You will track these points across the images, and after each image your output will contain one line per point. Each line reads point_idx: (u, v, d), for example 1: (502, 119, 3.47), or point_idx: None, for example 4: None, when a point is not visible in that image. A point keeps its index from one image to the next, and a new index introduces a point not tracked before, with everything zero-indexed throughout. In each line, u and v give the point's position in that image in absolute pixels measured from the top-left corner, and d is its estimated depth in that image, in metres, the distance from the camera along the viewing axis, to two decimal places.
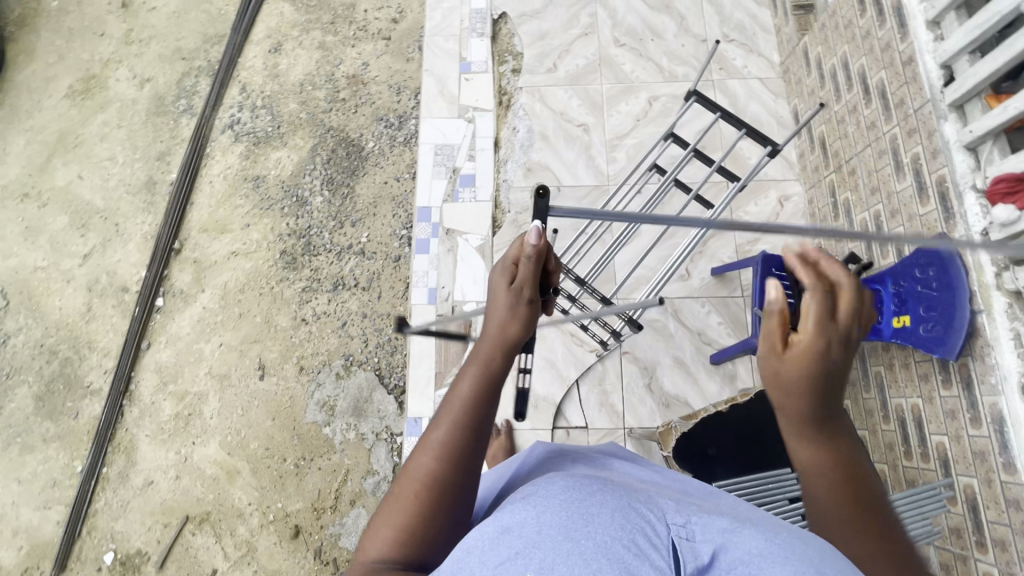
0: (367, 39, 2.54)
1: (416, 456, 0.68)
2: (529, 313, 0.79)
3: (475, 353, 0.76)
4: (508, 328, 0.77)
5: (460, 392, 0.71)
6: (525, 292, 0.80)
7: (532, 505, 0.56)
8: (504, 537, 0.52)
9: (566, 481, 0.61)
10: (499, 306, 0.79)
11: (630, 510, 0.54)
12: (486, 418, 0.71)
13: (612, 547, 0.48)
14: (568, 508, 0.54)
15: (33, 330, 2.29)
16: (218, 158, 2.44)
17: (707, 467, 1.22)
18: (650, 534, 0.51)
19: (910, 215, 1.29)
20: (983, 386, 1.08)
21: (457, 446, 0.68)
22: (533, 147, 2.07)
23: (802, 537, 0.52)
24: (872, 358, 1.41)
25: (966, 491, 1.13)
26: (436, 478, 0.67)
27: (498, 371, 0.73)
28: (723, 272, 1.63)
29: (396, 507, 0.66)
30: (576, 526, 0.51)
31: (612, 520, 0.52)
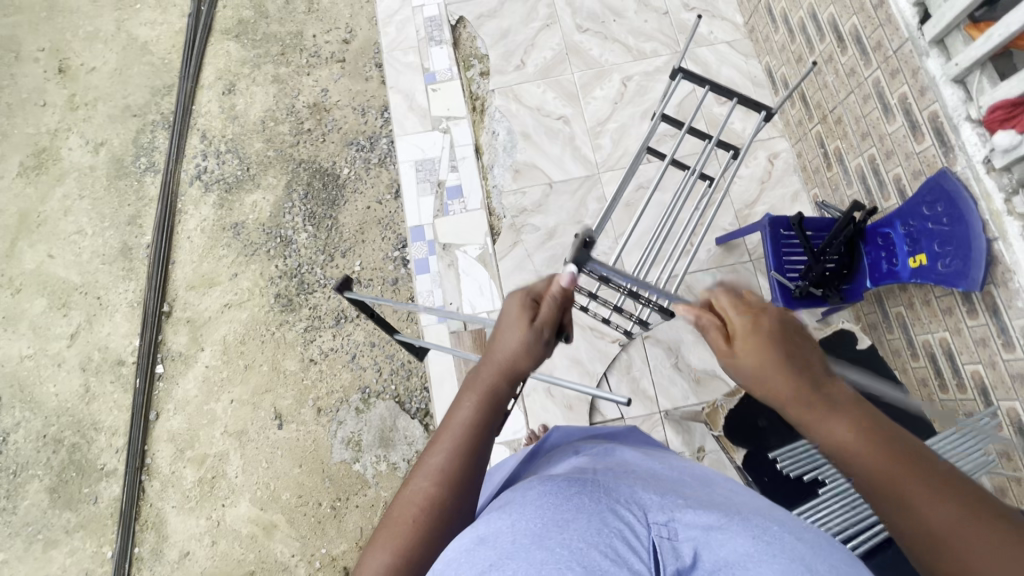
0: (322, 65, 2.47)
1: (412, 481, 0.67)
2: (544, 353, 0.77)
3: (481, 378, 0.74)
4: (520, 361, 0.75)
5: (460, 417, 0.70)
6: (546, 331, 0.78)
7: (510, 514, 0.54)
8: (480, 548, 0.50)
9: (544, 485, 0.59)
10: (514, 336, 0.76)
11: (608, 514, 0.52)
12: (483, 445, 0.70)
13: (587, 554, 0.45)
14: (544, 514, 0.52)
15: (32, 422, 2.19)
16: (192, 212, 2.37)
17: (760, 438, 1.24)
18: (630, 538, 0.49)
19: (907, 154, 1.31)
20: (1011, 310, 1.10)
21: (454, 471, 0.67)
22: (517, 147, 2.04)
23: (797, 532, 0.53)
24: (890, 300, 1.43)
25: (1010, 414, 1.15)
26: (435, 502, 0.65)
27: (499, 399, 0.73)
28: (728, 240, 1.65)
29: (393, 530, 0.63)
30: (551, 534, 0.49)
31: (589, 526, 0.49)
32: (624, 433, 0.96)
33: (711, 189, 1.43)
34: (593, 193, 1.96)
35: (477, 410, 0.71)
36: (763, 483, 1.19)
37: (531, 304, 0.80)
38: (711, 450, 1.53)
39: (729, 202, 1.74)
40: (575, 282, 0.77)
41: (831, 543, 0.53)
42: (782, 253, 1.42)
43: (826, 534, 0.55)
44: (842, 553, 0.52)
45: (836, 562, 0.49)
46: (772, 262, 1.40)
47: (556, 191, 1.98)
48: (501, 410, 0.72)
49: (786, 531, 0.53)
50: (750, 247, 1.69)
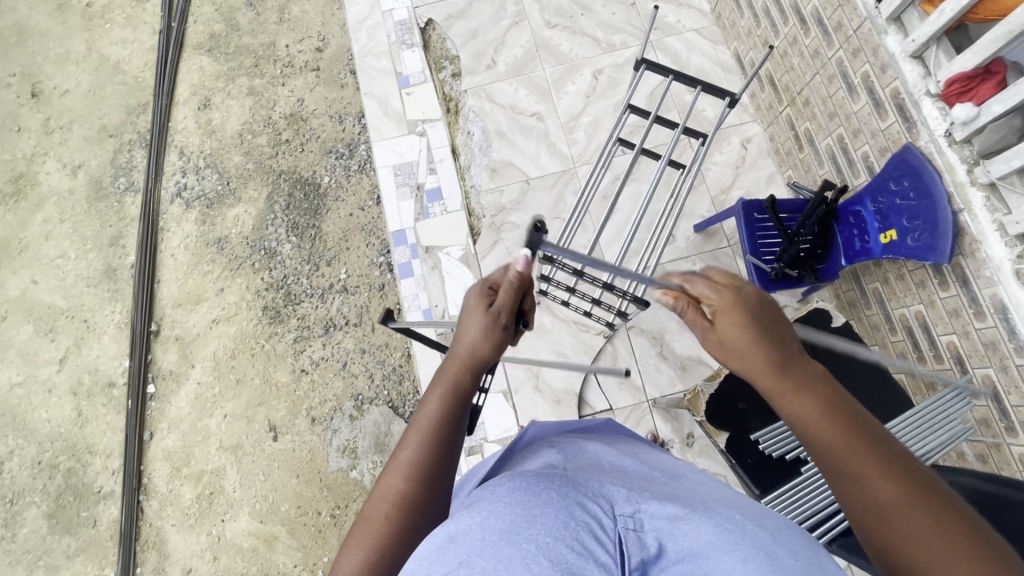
0: (296, 75, 2.47)
1: (384, 477, 0.68)
2: (502, 338, 0.81)
3: (447, 371, 0.77)
4: (479, 349, 0.78)
5: (426, 411, 0.72)
6: (502, 316, 0.82)
7: (480, 509, 0.54)
8: (450, 546, 0.50)
9: (513, 481, 0.60)
10: (474, 326, 0.80)
11: (576, 508, 0.53)
12: (453, 435, 0.72)
13: (554, 549, 0.46)
14: (512, 510, 0.52)
15: (26, 449, 2.19)
16: (174, 229, 2.37)
17: (740, 420, 1.25)
18: (597, 530, 0.50)
19: (872, 131, 1.32)
20: (979, 280, 1.11)
21: (424, 465, 0.69)
22: (493, 146, 2.05)
23: (757, 520, 0.55)
24: (867, 277, 1.45)
25: (985, 382, 1.17)
26: (408, 497, 0.66)
27: (463, 390, 0.75)
28: (706, 227, 1.66)
29: (367, 527, 0.65)
30: (518, 529, 0.49)
31: (556, 521, 0.50)
32: (596, 426, 0.98)
33: (683, 176, 1.43)
34: (571, 187, 1.97)
35: (443, 401, 0.73)
36: (747, 465, 1.20)
37: (488, 293, 0.85)
38: (699, 436, 1.56)
39: (705, 189, 1.75)
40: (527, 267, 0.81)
41: (793, 529, 0.55)
42: (756, 237, 1.43)
43: (786, 518, 0.57)
44: (801, 538, 0.53)
45: (795, 547, 0.51)
46: (747, 247, 1.41)
47: (534, 187, 1.99)
48: (467, 400, 0.75)
49: (747, 518, 0.55)
50: (728, 233, 1.71)
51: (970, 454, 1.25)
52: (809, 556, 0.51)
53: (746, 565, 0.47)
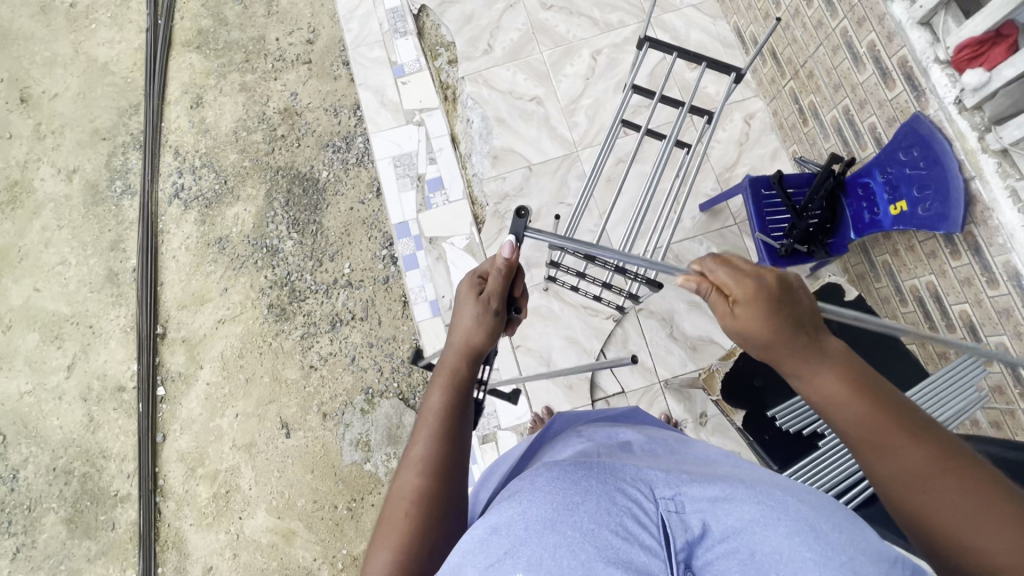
0: (288, 69, 2.44)
1: (399, 476, 0.78)
2: (493, 324, 0.93)
3: (444, 365, 0.89)
4: (474, 337, 0.91)
5: (430, 405, 0.83)
6: (492, 304, 0.94)
7: (519, 498, 0.57)
8: (493, 536, 0.54)
9: (550, 470, 0.62)
10: (468, 318, 0.93)
11: (616, 493, 0.57)
12: (458, 419, 0.83)
13: (598, 534, 0.51)
14: (553, 498, 0.56)
15: (40, 457, 2.20)
16: (174, 231, 2.35)
17: (757, 397, 1.23)
18: (637, 513, 0.55)
19: (880, 102, 1.31)
20: (993, 248, 1.11)
21: (432, 458, 0.78)
22: (492, 133, 2.02)
23: (794, 495, 0.56)
24: (876, 250, 1.45)
25: (999, 349, 1.17)
26: (421, 491, 0.76)
27: (461, 378, 0.87)
28: (712, 206, 1.65)
29: (390, 527, 0.74)
30: (561, 517, 0.53)
31: (597, 507, 0.54)
32: (624, 414, 0.98)
33: (689, 155, 1.41)
34: (573, 171, 1.95)
35: (444, 392, 0.85)
36: (763, 441, 1.20)
37: (477, 284, 0.97)
38: (712, 414, 1.57)
39: (709, 167, 1.73)
40: (513, 253, 0.91)
41: (828, 502, 0.57)
42: (765, 213, 1.42)
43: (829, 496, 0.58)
44: (843, 513, 0.54)
45: (839, 520, 0.52)
46: (756, 224, 1.39)
47: (536, 173, 1.97)
48: (464, 387, 0.86)
49: (789, 495, 0.56)
50: (734, 212, 1.70)
51: (984, 421, 1.26)
52: (851, 526, 0.52)
53: (792, 540, 0.49)
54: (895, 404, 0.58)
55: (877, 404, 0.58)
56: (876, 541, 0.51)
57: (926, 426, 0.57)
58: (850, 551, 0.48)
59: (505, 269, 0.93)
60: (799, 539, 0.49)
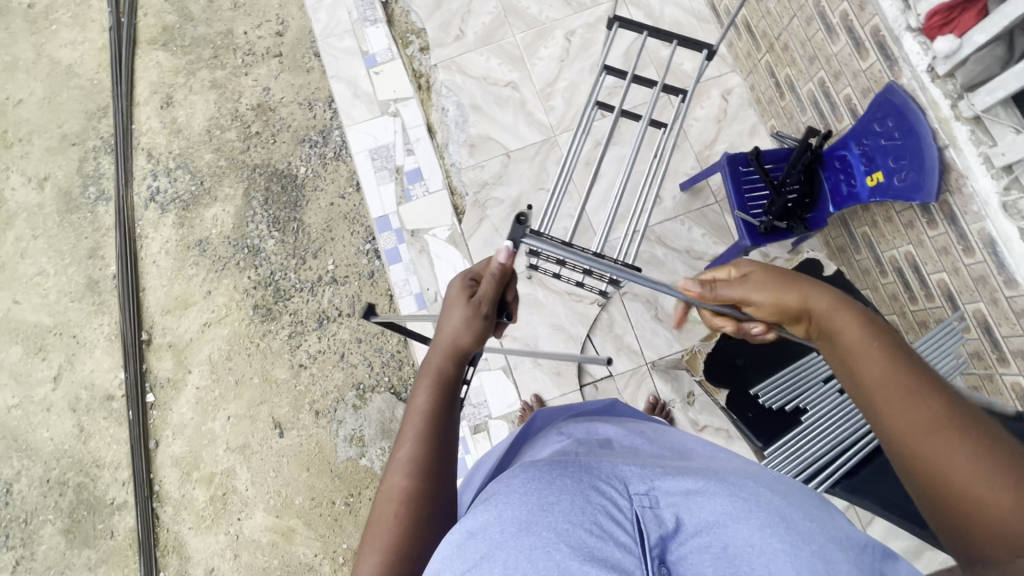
0: (259, 63, 2.39)
1: (387, 478, 0.77)
2: (483, 326, 0.94)
3: (431, 365, 0.89)
4: (463, 338, 0.92)
5: (418, 406, 0.83)
6: (483, 307, 0.95)
7: (494, 501, 0.58)
8: (469, 542, 0.54)
9: (526, 471, 0.63)
10: (458, 318, 0.93)
11: (591, 491, 0.58)
12: (446, 420, 0.84)
13: (573, 533, 0.52)
14: (528, 500, 0.56)
15: (33, 469, 2.19)
16: (153, 235, 2.31)
17: (739, 375, 1.26)
18: (612, 511, 0.56)
19: (854, 73, 1.30)
20: (967, 216, 1.11)
21: (420, 459, 0.78)
22: (468, 121, 2.00)
23: (761, 487, 0.59)
24: (855, 222, 1.46)
25: (976, 316, 1.18)
26: (409, 493, 0.76)
27: (449, 379, 0.88)
28: (692, 184, 1.64)
29: (380, 530, 0.74)
30: (537, 518, 0.54)
31: (571, 506, 0.55)
32: (603, 406, 0.99)
33: (665, 135, 1.40)
34: (552, 156, 1.94)
35: (432, 393, 0.85)
36: (747, 419, 1.20)
37: (469, 287, 0.98)
38: (700, 393, 1.58)
39: (688, 146, 1.72)
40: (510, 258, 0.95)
41: (804, 492, 0.62)
42: (743, 191, 1.41)
43: (799, 484, 0.63)
44: (805, 504, 0.58)
45: (809, 508, 0.57)
46: (735, 202, 1.39)
47: (515, 160, 1.94)
48: (452, 388, 0.87)
49: (760, 486, 0.60)
50: (715, 190, 1.69)
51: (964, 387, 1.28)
52: (825, 519, 0.57)
53: (764, 532, 0.52)
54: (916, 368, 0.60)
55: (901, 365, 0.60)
56: (834, 529, 0.55)
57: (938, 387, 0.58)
58: (819, 539, 0.53)
59: (500, 273, 0.97)
60: (775, 537, 0.52)
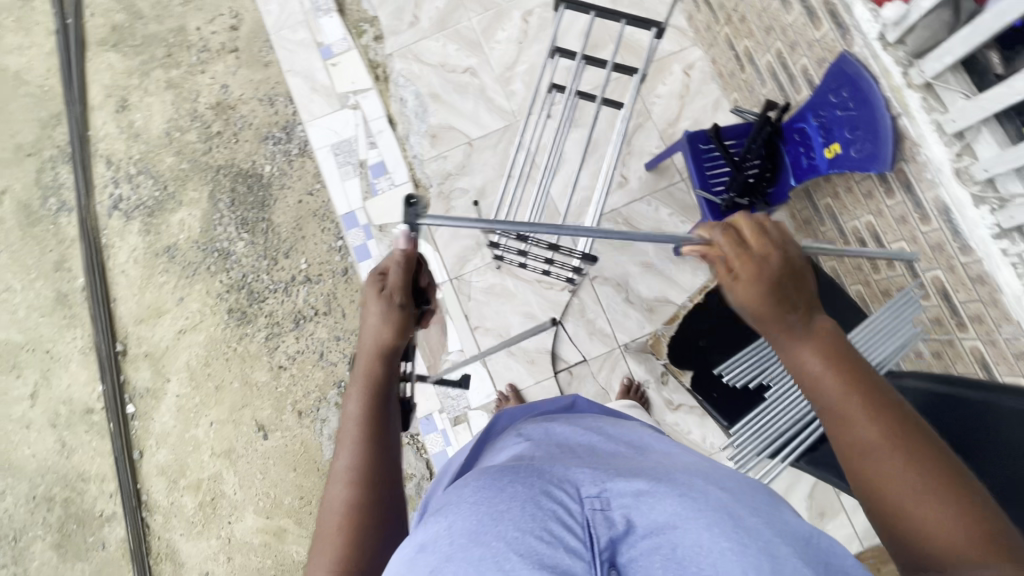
0: (215, 60, 2.32)
1: (329, 491, 0.79)
2: (400, 321, 0.90)
3: (358, 371, 0.88)
4: (383, 338, 0.88)
5: (349, 416, 0.84)
6: (397, 300, 0.90)
7: (447, 511, 0.59)
8: (420, 555, 0.54)
9: (478, 479, 0.64)
10: (373, 318, 0.89)
11: (542, 496, 0.58)
12: (380, 426, 0.84)
13: (523, 540, 0.52)
14: (478, 510, 0.57)
15: (18, 487, 2.18)
16: (119, 244, 2.26)
17: (702, 356, 1.31)
18: (564, 516, 0.56)
19: (809, 42, 1.27)
20: (922, 184, 1.11)
21: (357, 469, 0.80)
22: (429, 111, 1.95)
23: (712, 485, 0.60)
24: (819, 193, 1.45)
25: (935, 283, 1.19)
26: (351, 504, 0.77)
27: (376, 383, 0.87)
28: (656, 164, 1.62)
29: (324, 542, 0.76)
30: (487, 528, 0.54)
31: (521, 513, 0.55)
32: (564, 403, 1.01)
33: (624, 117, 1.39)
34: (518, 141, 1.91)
35: (361, 401, 0.85)
36: (712, 399, 1.26)
37: (380, 281, 0.92)
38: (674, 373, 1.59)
39: (652, 124, 1.69)
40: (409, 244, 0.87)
41: (752, 488, 0.62)
42: (704, 168, 1.40)
43: (750, 482, 0.63)
44: (753, 500, 0.58)
45: (754, 504, 0.57)
46: (696, 181, 1.38)
47: (478, 148, 1.91)
48: (380, 391, 0.86)
49: (707, 483, 0.61)
50: (680, 167, 1.67)
51: (928, 353, 1.29)
52: (770, 513, 0.57)
53: (711, 533, 0.52)
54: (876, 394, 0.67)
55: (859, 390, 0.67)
56: (783, 524, 0.55)
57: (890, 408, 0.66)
58: (765, 534, 0.53)
59: (405, 259, 0.89)
60: (722, 533, 0.52)
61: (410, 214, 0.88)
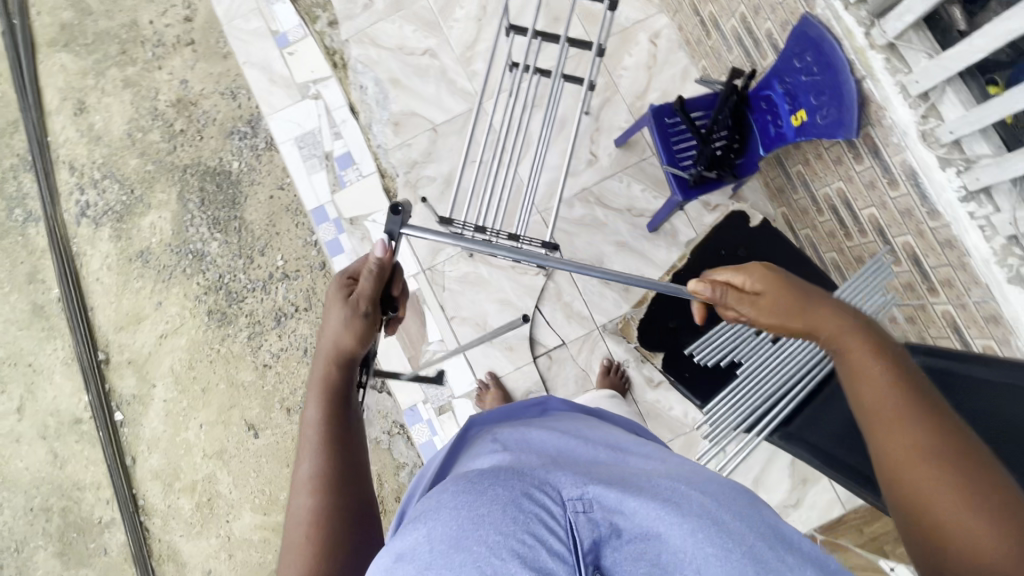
0: (171, 54, 2.23)
1: (292, 501, 0.77)
2: (363, 324, 0.90)
3: (316, 377, 0.88)
4: (344, 342, 0.89)
5: (310, 422, 0.83)
6: (362, 304, 0.91)
7: (424, 517, 0.56)
8: (399, 565, 0.52)
9: (455, 483, 0.61)
10: (334, 323, 0.89)
11: (524, 499, 0.56)
12: (342, 430, 0.83)
13: (505, 546, 0.50)
14: (459, 513, 0.54)
15: (15, 499, 2.19)
16: (91, 252, 2.22)
17: (673, 335, 1.56)
18: (547, 518, 0.54)
19: (772, 5, 1.23)
20: (889, 148, 1.09)
21: (321, 475, 0.78)
22: (389, 97, 1.96)
23: (696, 487, 0.62)
24: (790, 161, 1.42)
25: (906, 248, 1.18)
26: (317, 512, 0.76)
27: (336, 388, 0.86)
28: (625, 139, 1.59)
29: (290, 553, 0.74)
30: (467, 533, 0.52)
31: (502, 516, 0.53)
32: (534, 406, 1.02)
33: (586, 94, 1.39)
34: None
35: (321, 406, 0.84)
36: (685, 377, 1.53)
37: (343, 287, 0.94)
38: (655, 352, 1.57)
39: (620, 98, 1.65)
40: (386, 251, 0.88)
41: (736, 489, 0.65)
42: (671, 143, 1.36)
43: (736, 484, 0.65)
44: (735, 505, 0.59)
45: (741, 509, 0.59)
46: (663, 157, 1.34)
47: (442, 133, 1.94)
48: (340, 396, 0.86)
49: (691, 488, 0.62)
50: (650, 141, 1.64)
51: (901, 317, 1.29)
52: (755, 519, 0.58)
53: (695, 539, 0.53)
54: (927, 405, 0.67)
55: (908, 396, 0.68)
56: (761, 526, 0.57)
57: (940, 419, 0.66)
58: (750, 539, 0.54)
59: (378, 268, 0.91)
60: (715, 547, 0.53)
61: (394, 221, 0.94)
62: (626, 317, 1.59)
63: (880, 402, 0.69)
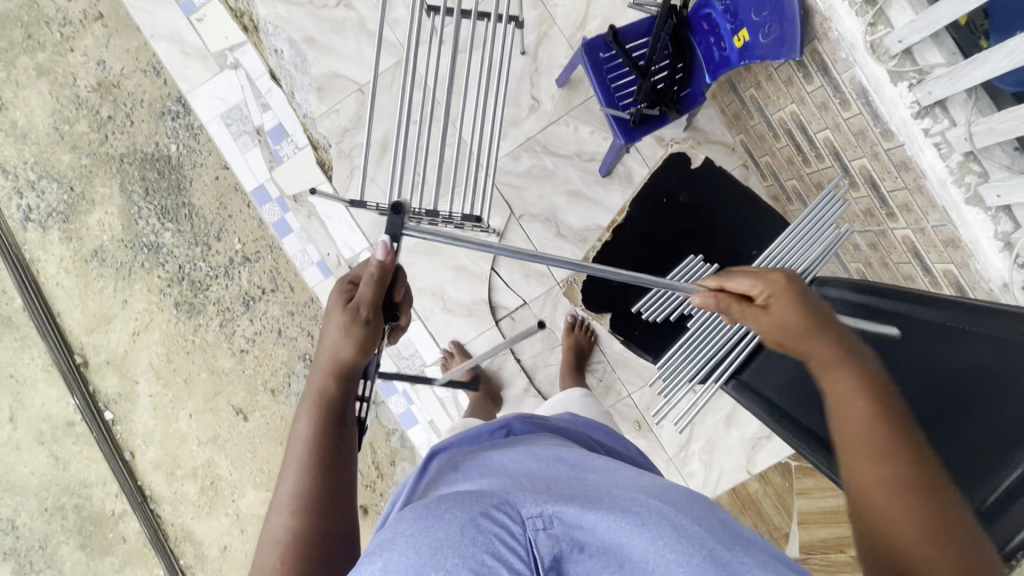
0: (80, 32, 2.03)
1: (272, 517, 0.77)
2: (362, 333, 0.85)
3: (312, 385, 0.85)
4: (341, 352, 0.84)
5: (301, 436, 0.81)
6: (362, 310, 0.85)
7: (381, 547, 0.51)
8: None
9: (413, 508, 0.55)
10: (333, 332, 0.85)
11: (483, 517, 0.51)
12: (333, 448, 0.81)
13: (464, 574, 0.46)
14: (418, 539, 0.49)
15: (29, 503, 2.23)
16: (45, 257, 2.13)
17: (621, 293, 1.52)
18: (508, 538, 0.50)
19: None
20: (838, 65, 0.98)
21: (305, 496, 0.77)
22: (308, 60, 1.91)
23: (655, 498, 0.60)
24: (742, 85, 1.31)
25: (863, 172, 1.10)
26: (296, 534, 0.75)
27: (332, 402, 0.84)
28: (566, 78, 1.46)
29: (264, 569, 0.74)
30: (426, 565, 0.47)
31: (461, 538, 0.49)
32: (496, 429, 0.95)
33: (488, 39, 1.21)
34: None
35: (312, 420, 0.82)
36: (635, 337, 1.49)
37: (348, 290, 0.89)
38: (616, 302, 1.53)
39: (559, 32, 1.50)
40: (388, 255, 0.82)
41: (693, 496, 0.62)
42: (609, 81, 1.25)
43: (696, 496, 0.62)
44: (698, 515, 0.57)
45: (697, 513, 0.57)
46: (602, 99, 1.23)
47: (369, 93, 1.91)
48: (334, 411, 0.83)
49: (649, 497, 0.60)
50: None
51: (864, 243, 1.23)
52: (715, 523, 0.56)
53: (676, 562, 0.51)
54: (897, 441, 0.73)
55: (881, 430, 0.74)
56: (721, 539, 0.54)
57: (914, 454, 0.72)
58: (711, 543, 0.53)
59: (379, 272, 0.84)
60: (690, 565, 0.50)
61: (394, 222, 0.83)
62: (570, 279, 1.54)
63: (859, 429, 0.75)
